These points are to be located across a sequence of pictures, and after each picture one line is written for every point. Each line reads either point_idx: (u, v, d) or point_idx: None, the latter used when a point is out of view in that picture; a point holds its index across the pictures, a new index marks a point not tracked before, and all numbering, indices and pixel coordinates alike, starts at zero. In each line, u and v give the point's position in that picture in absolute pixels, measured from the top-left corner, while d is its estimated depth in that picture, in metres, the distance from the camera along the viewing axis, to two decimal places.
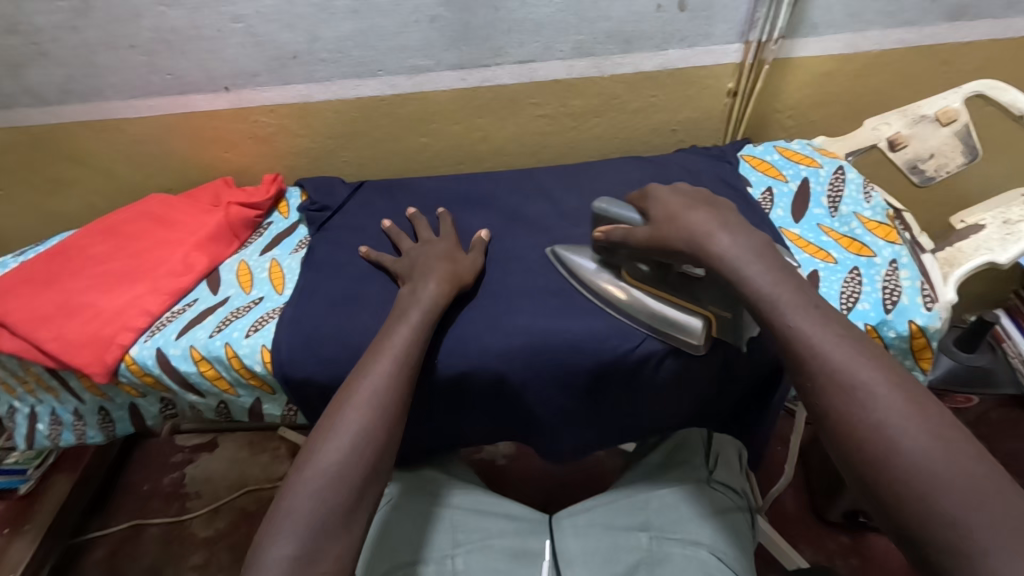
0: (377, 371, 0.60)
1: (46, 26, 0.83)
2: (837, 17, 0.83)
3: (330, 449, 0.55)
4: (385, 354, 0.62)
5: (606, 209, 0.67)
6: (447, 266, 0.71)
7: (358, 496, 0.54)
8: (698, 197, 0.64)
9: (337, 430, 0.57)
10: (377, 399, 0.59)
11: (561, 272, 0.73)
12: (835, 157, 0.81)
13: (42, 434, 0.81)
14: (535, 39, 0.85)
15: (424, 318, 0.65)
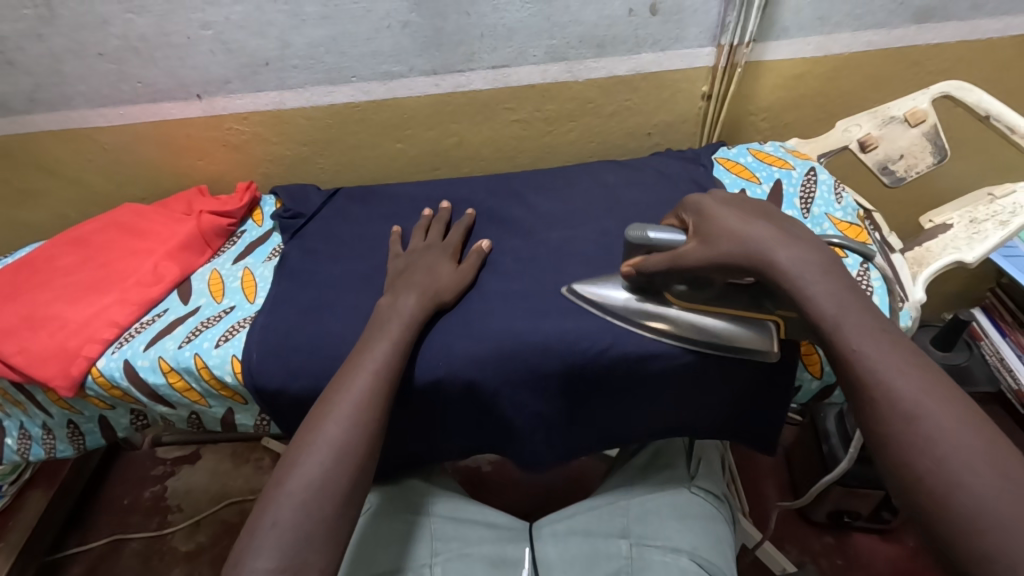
0: (359, 380, 0.60)
1: (11, 35, 0.82)
2: (806, 20, 0.83)
3: (314, 461, 0.54)
4: (368, 364, 0.61)
5: (642, 237, 0.60)
6: (429, 280, 0.69)
7: (343, 508, 0.54)
8: (745, 205, 0.59)
9: (321, 442, 0.55)
10: (362, 409, 0.58)
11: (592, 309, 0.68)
12: (807, 159, 0.82)
13: (11, 449, 0.80)
14: (508, 45, 0.85)
15: (401, 328, 0.64)
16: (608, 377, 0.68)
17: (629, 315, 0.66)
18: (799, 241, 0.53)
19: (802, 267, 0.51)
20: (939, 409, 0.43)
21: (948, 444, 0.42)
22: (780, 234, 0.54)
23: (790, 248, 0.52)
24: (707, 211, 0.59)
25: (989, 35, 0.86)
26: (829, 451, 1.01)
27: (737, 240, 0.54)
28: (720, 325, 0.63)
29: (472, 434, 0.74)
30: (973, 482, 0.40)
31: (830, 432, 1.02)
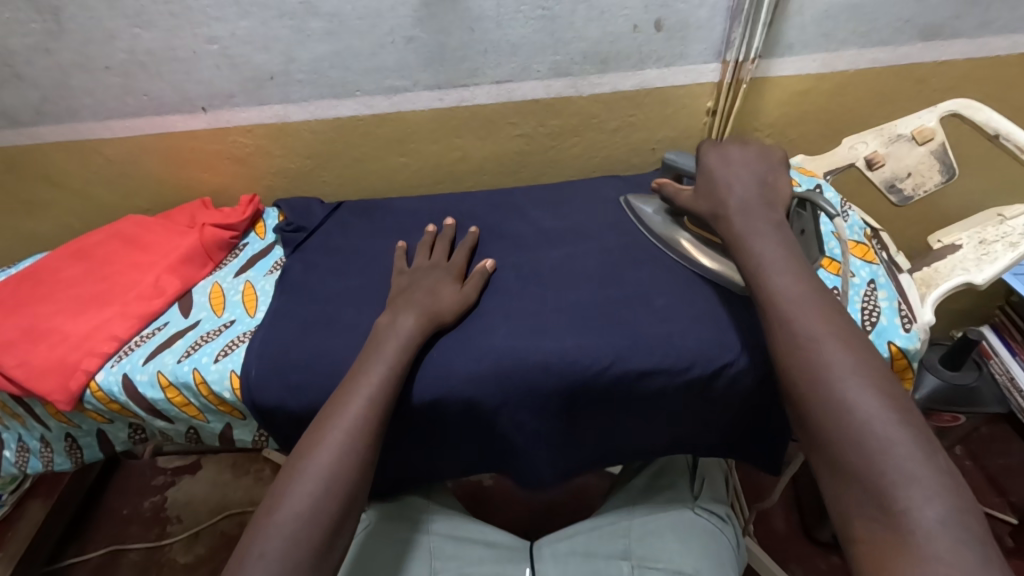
0: (351, 406, 0.59)
1: (20, 49, 0.82)
2: (812, 37, 0.83)
3: (303, 492, 0.54)
4: (360, 390, 0.60)
5: (672, 161, 0.77)
6: (429, 297, 0.69)
7: (332, 534, 0.53)
8: (743, 167, 0.67)
9: (311, 470, 0.55)
10: (354, 437, 0.57)
11: (630, 218, 0.82)
12: (813, 176, 0.81)
13: (9, 462, 0.79)
14: (512, 60, 0.85)
15: (397, 350, 0.63)
16: (610, 396, 0.67)
17: (650, 224, 0.79)
18: (762, 208, 0.63)
19: (749, 226, 0.62)
20: (867, 388, 0.48)
21: (871, 415, 0.47)
22: (752, 201, 0.64)
23: (745, 214, 0.63)
24: (712, 167, 0.68)
25: (997, 53, 0.85)
26: None
27: (709, 200, 0.66)
28: (708, 254, 0.72)
29: (470, 451, 0.73)
30: (895, 447, 0.45)
31: None
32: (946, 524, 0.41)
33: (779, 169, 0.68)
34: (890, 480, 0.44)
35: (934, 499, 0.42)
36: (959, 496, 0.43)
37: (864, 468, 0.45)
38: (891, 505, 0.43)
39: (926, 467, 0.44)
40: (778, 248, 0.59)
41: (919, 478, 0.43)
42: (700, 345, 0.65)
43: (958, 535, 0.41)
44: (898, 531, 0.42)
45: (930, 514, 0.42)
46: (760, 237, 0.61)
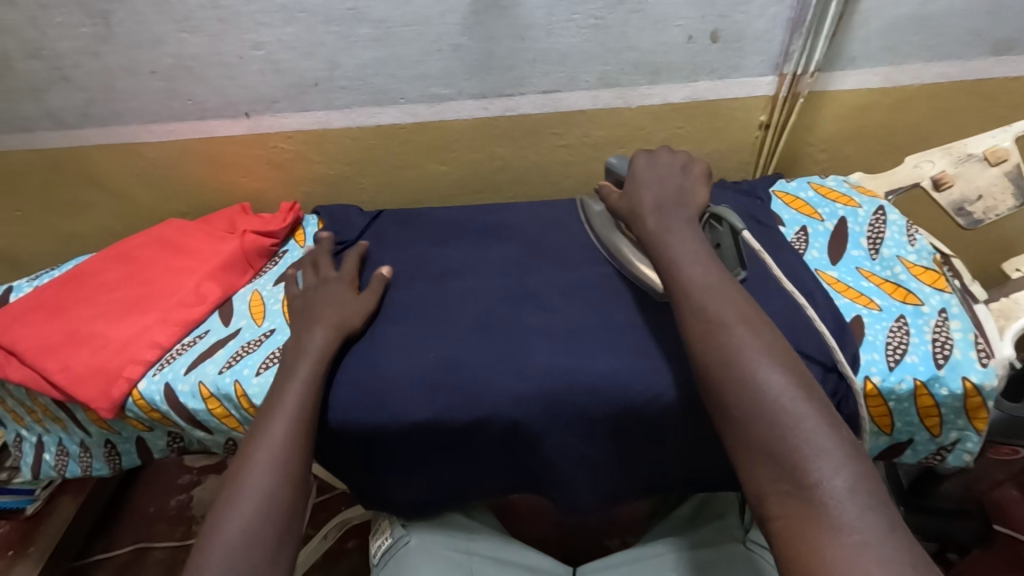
0: (277, 424, 0.59)
1: (69, 52, 0.83)
2: (875, 50, 0.79)
3: (248, 509, 0.54)
4: (280, 408, 0.61)
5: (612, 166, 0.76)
6: (337, 313, 0.69)
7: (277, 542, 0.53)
8: (663, 174, 0.69)
9: (248, 489, 0.55)
10: (285, 452, 0.58)
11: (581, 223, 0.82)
12: (874, 196, 0.77)
13: (49, 465, 0.81)
14: (559, 70, 0.83)
15: (319, 356, 0.65)
16: (657, 422, 0.64)
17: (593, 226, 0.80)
18: (677, 206, 0.65)
19: (663, 224, 0.63)
20: (772, 367, 0.50)
21: (782, 394, 0.49)
22: (668, 200, 0.66)
23: (659, 213, 0.65)
24: (638, 171, 0.71)
25: None
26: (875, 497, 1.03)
27: (629, 202, 0.68)
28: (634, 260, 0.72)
29: (504, 467, 0.71)
30: (805, 424, 0.47)
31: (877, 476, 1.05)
32: (854, 491, 0.43)
33: (699, 178, 0.70)
34: (803, 455, 0.45)
35: (841, 469, 0.44)
36: (866, 465, 0.45)
37: (781, 447, 0.47)
38: (805, 479, 0.45)
39: (833, 439, 0.46)
40: (689, 241, 0.61)
41: (828, 450, 0.45)
42: None
43: (867, 499, 0.43)
44: (812, 503, 0.44)
45: (839, 481, 0.44)
46: (674, 233, 0.62)
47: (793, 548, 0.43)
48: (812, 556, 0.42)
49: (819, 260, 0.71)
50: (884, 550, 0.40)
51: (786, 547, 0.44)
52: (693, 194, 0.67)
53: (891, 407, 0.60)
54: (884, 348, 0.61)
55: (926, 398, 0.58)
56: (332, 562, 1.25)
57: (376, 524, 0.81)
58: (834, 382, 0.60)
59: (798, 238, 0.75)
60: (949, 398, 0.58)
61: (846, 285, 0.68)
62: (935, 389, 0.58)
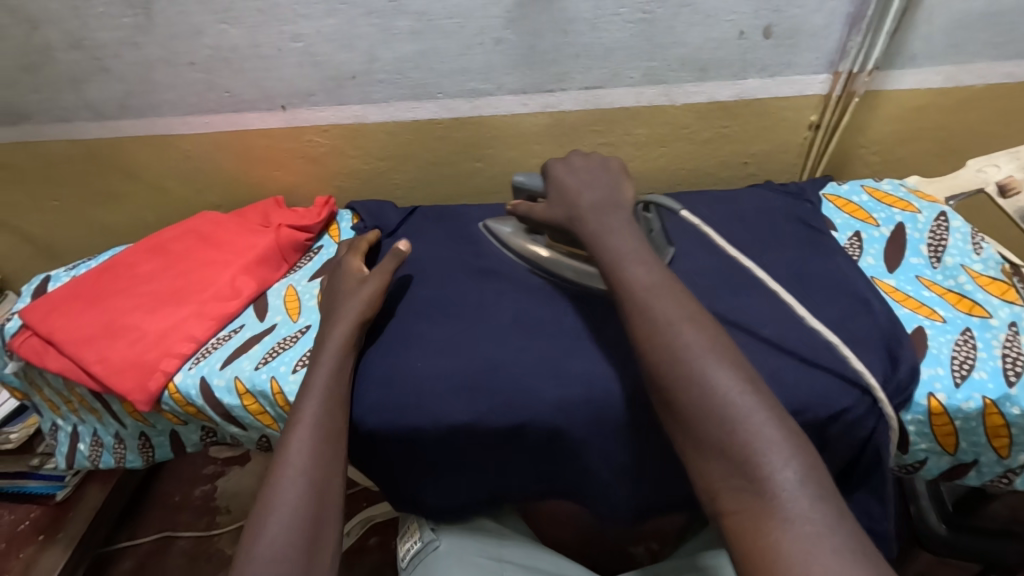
0: (300, 435, 0.58)
1: (109, 42, 0.83)
2: (938, 47, 0.76)
3: (280, 522, 0.51)
4: (303, 418, 0.59)
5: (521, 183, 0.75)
6: (354, 305, 0.68)
7: (310, 549, 0.51)
8: (595, 174, 0.69)
9: (280, 501, 0.53)
10: (310, 461, 0.56)
11: (492, 242, 0.81)
12: (934, 201, 0.75)
13: (83, 454, 0.83)
14: (603, 65, 0.80)
15: (336, 357, 0.64)
16: None
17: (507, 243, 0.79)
18: (611, 206, 0.65)
19: (602, 225, 0.63)
20: (722, 360, 0.48)
21: (731, 389, 0.46)
22: (602, 201, 0.65)
23: (598, 214, 0.64)
24: (559, 176, 0.70)
25: None
26: (916, 511, 0.98)
27: (563, 207, 0.67)
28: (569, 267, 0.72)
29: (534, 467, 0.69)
30: (755, 418, 0.45)
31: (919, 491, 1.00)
32: (804, 482, 0.42)
33: (620, 174, 0.69)
34: (754, 449, 0.44)
35: (792, 460, 0.43)
36: (810, 455, 0.44)
37: (729, 443, 0.45)
38: (756, 472, 0.43)
39: (781, 430, 0.44)
40: (630, 242, 0.60)
41: (776, 443, 0.43)
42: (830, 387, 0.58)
43: (816, 489, 0.42)
44: (764, 497, 0.42)
45: (790, 472, 0.42)
46: (614, 232, 0.61)
47: (746, 545, 0.41)
48: (768, 552, 0.40)
49: (876, 267, 0.70)
50: (835, 539, 0.39)
51: (738, 542, 0.42)
52: (623, 191, 0.67)
53: (958, 426, 0.57)
54: (950, 362, 0.59)
55: (997, 417, 0.56)
56: (354, 559, 1.25)
57: (403, 527, 0.79)
58: (852, 394, 0.57)
59: (851, 244, 0.74)
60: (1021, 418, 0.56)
61: (905, 294, 0.66)
62: (1006, 408, 0.56)
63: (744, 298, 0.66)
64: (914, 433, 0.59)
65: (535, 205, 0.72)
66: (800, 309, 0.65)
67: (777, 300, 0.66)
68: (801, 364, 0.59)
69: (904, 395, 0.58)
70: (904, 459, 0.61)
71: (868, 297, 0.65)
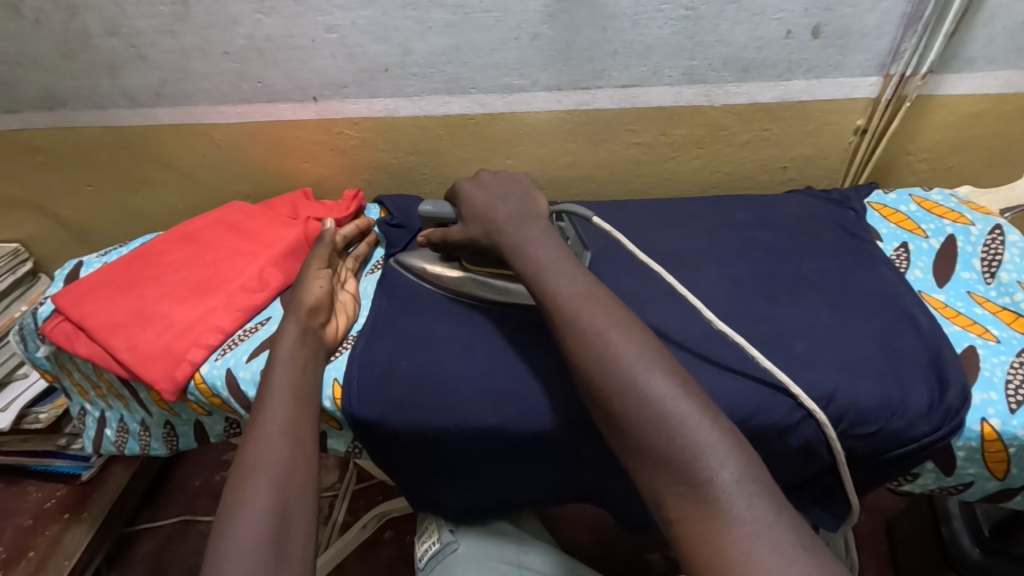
0: (263, 432, 0.58)
1: (146, 30, 0.83)
2: (998, 51, 0.73)
3: (250, 517, 0.50)
4: (267, 418, 0.59)
5: (430, 212, 0.72)
6: (308, 296, 0.70)
7: (282, 542, 0.50)
8: (501, 186, 0.70)
9: (245, 498, 0.52)
10: (277, 455, 0.56)
11: (409, 277, 0.77)
12: (988, 213, 0.72)
13: (110, 440, 0.84)
14: (642, 63, 0.78)
15: (292, 347, 0.65)
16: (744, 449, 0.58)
17: (426, 273, 0.76)
18: (528, 216, 0.65)
19: (523, 234, 0.62)
20: (652, 366, 0.47)
21: (663, 396, 0.45)
22: (518, 211, 0.66)
23: (514, 225, 0.64)
24: (471, 192, 0.70)
25: None
26: (948, 534, 0.95)
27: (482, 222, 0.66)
28: (498, 287, 0.71)
29: (555, 469, 0.67)
30: (689, 422, 0.43)
31: (953, 512, 0.97)
32: (742, 482, 0.40)
33: (530, 186, 0.71)
34: (691, 455, 0.42)
35: (728, 461, 0.41)
36: (747, 452, 0.43)
37: (668, 451, 0.43)
38: (696, 476, 0.41)
39: (715, 432, 0.43)
40: (551, 250, 0.60)
41: (710, 446, 0.42)
42: (878, 399, 0.56)
43: (754, 486, 0.40)
44: (707, 502, 0.40)
45: (727, 472, 0.41)
46: (533, 243, 0.61)
47: (692, 550, 0.39)
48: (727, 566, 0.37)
49: (924, 280, 0.67)
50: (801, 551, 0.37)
51: (688, 548, 0.40)
52: (534, 202, 0.68)
53: (1011, 453, 0.55)
54: (1005, 385, 0.56)
55: None
56: (368, 553, 1.25)
57: (421, 526, 0.78)
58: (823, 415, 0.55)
59: (898, 255, 0.70)
60: None
61: (956, 311, 0.63)
62: None
63: (691, 319, 0.65)
64: (962, 458, 0.56)
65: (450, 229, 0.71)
66: (841, 323, 0.63)
67: (809, 313, 0.64)
68: (753, 384, 0.57)
69: (955, 421, 0.54)
70: (948, 483, 0.59)
71: (914, 312, 0.63)
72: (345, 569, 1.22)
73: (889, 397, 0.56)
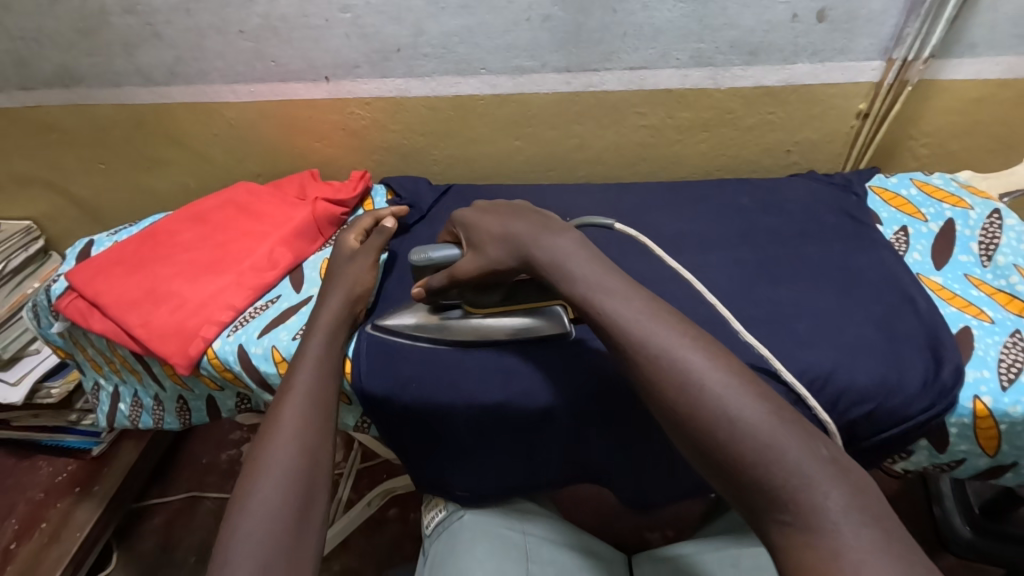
0: (291, 401, 0.59)
1: (162, 8, 0.85)
2: (1001, 36, 0.74)
3: (272, 483, 0.52)
4: (296, 386, 0.61)
5: (425, 257, 0.65)
6: (348, 283, 0.72)
7: (304, 510, 0.52)
8: (504, 207, 0.64)
9: (268, 464, 0.54)
10: (303, 425, 0.57)
11: (403, 341, 0.69)
12: (987, 198, 0.74)
13: (123, 414, 0.87)
14: (651, 46, 0.80)
15: (329, 328, 0.67)
16: None
17: (424, 332, 0.68)
18: (551, 229, 0.58)
19: (554, 253, 0.55)
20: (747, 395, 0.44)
21: (760, 426, 0.42)
22: (537, 227, 0.59)
23: (542, 243, 0.57)
24: (477, 217, 0.64)
25: None
26: (941, 514, 0.99)
27: (506, 248, 0.59)
28: (520, 325, 0.67)
29: (557, 444, 0.69)
30: (791, 454, 0.41)
31: (944, 492, 1.01)
32: (848, 511, 0.38)
33: (524, 207, 0.63)
34: (794, 486, 0.40)
35: (831, 490, 0.39)
36: (854, 480, 0.41)
37: (766, 485, 0.40)
38: (798, 506, 0.39)
39: (813, 463, 0.41)
40: (590, 264, 0.54)
41: (814, 478, 0.40)
42: (871, 380, 0.58)
43: (861, 516, 0.38)
44: (814, 532, 0.38)
45: (831, 503, 0.39)
46: (569, 258, 0.54)
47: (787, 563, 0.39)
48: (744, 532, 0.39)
49: (923, 263, 0.69)
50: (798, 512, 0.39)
51: None
52: (550, 215, 0.61)
53: (1002, 430, 0.57)
54: (997, 365, 0.58)
55: None
56: (374, 531, 1.28)
57: (429, 498, 0.80)
58: (819, 391, 0.58)
59: (898, 239, 0.72)
60: None
61: (953, 293, 0.65)
62: None
63: (694, 299, 0.67)
64: (955, 435, 0.58)
65: (458, 268, 0.62)
66: (837, 305, 0.65)
67: (804, 294, 0.66)
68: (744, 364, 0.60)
69: (949, 399, 0.56)
70: (941, 460, 0.61)
71: (913, 294, 0.64)
72: (351, 546, 1.25)
73: (884, 376, 0.58)
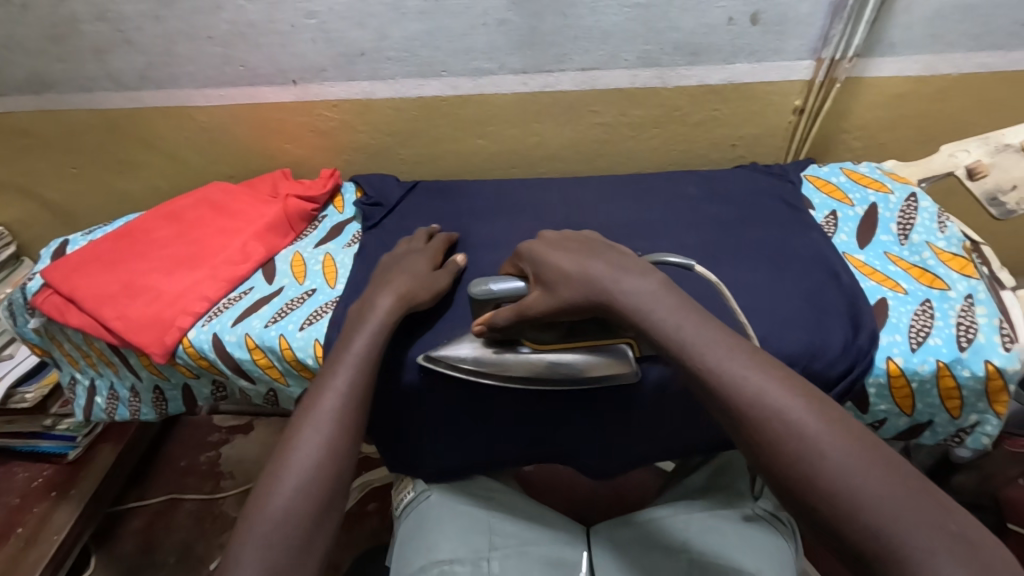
0: (325, 410, 0.58)
1: (132, 15, 0.88)
2: (917, 36, 0.81)
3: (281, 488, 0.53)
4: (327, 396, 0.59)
5: (489, 291, 0.61)
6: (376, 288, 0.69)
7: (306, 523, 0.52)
8: (580, 242, 0.60)
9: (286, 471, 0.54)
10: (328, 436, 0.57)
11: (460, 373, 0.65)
12: (906, 182, 0.81)
13: (100, 407, 0.89)
14: (601, 47, 0.85)
15: None
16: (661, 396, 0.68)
17: (482, 367, 0.64)
18: (636, 270, 0.54)
19: (642, 297, 0.52)
20: (869, 460, 0.40)
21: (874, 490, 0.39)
22: (620, 268, 0.55)
23: (627, 286, 0.53)
24: (548, 250, 0.60)
25: None
26: None
27: (586, 288, 0.55)
28: (586, 363, 0.64)
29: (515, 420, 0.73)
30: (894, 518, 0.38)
31: None
32: None
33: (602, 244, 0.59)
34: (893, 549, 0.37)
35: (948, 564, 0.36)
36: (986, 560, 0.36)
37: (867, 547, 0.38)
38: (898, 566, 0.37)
39: (929, 531, 0.37)
40: (681, 307, 0.51)
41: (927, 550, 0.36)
42: (800, 345, 0.63)
43: None
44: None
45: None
46: (659, 304, 0.51)
47: None
48: None
49: (848, 243, 0.75)
50: None
51: None
52: (631, 252, 0.58)
53: (913, 388, 0.63)
54: (907, 331, 0.64)
55: (949, 379, 0.61)
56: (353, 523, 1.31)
57: (399, 481, 0.83)
58: None
59: (828, 222, 0.79)
60: (976, 382, 0.61)
61: (873, 268, 0.72)
62: (958, 371, 0.61)
63: None
64: (875, 395, 0.64)
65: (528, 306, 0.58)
66: (772, 281, 0.70)
67: (743, 273, 0.72)
68: None
69: (865, 360, 0.62)
70: (866, 420, 0.67)
71: (839, 270, 0.70)
72: None
73: (811, 339, 0.64)
